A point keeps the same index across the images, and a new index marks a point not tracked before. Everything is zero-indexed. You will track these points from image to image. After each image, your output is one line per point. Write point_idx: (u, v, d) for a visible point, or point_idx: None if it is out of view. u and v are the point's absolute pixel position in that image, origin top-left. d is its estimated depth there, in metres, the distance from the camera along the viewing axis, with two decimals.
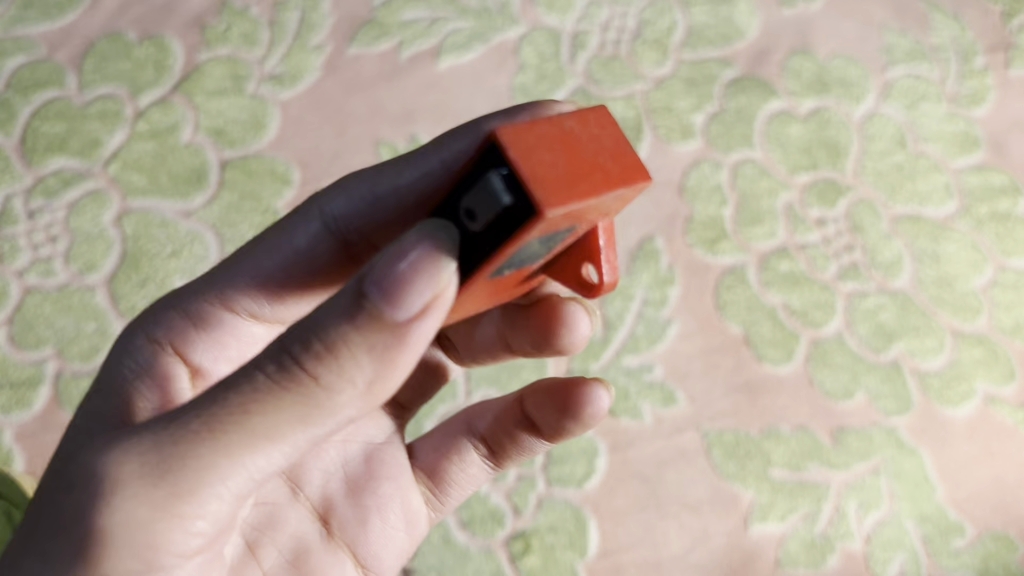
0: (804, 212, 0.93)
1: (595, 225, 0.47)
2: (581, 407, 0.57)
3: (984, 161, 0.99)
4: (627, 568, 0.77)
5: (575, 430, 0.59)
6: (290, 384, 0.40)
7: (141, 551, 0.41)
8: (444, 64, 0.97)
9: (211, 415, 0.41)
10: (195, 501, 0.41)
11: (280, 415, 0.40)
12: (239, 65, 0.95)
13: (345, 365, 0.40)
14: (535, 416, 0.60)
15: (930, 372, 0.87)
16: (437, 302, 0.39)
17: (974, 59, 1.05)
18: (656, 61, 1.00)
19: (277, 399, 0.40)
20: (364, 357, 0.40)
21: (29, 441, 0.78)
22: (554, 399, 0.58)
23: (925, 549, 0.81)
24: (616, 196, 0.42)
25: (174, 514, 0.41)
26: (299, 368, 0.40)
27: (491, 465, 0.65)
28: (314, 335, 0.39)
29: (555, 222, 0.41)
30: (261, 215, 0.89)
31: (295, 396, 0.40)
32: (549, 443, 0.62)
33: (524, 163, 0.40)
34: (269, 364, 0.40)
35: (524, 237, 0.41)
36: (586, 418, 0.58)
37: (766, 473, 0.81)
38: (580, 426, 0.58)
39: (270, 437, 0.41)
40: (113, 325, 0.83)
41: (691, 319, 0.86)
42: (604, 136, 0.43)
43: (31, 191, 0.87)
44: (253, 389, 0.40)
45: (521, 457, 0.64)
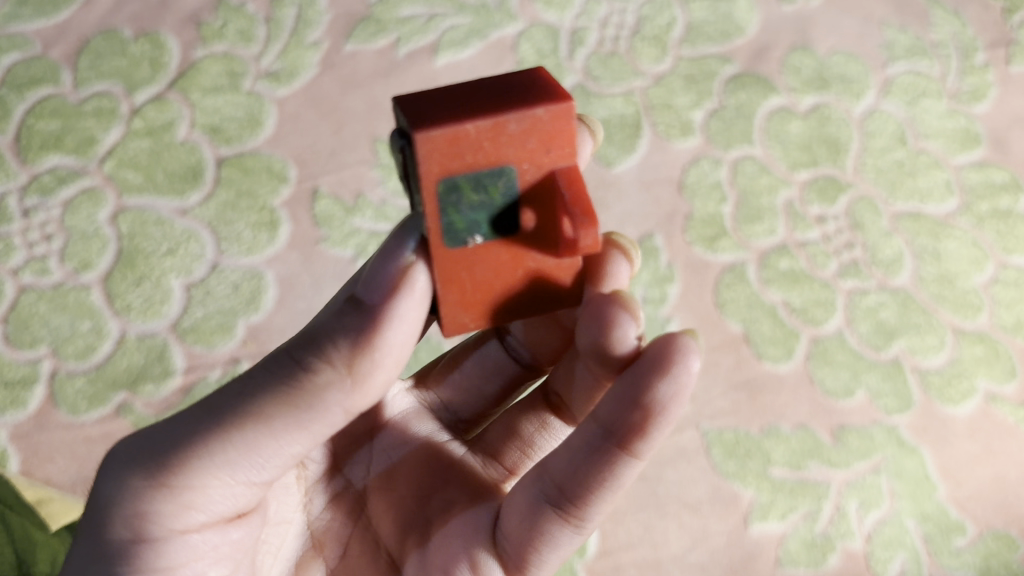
0: (804, 209, 0.93)
1: (555, 170, 0.47)
2: (665, 360, 0.46)
3: (984, 158, 0.98)
4: (627, 568, 0.76)
5: (674, 396, 0.46)
6: (281, 371, 0.46)
7: (130, 519, 0.45)
8: (441, 61, 0.96)
9: (214, 402, 0.46)
10: (183, 474, 0.45)
11: (270, 399, 0.45)
12: (235, 62, 0.95)
13: (327, 353, 0.45)
14: (611, 413, 0.47)
15: (931, 370, 0.87)
16: (406, 284, 0.46)
17: (975, 55, 1.04)
18: (655, 57, 0.99)
19: (268, 381, 0.46)
20: (344, 344, 0.45)
21: (24, 441, 0.77)
22: (633, 375, 0.46)
23: (925, 548, 0.80)
24: (520, 117, 0.46)
25: (162, 483, 0.45)
26: (290, 358, 0.46)
27: (575, 526, 0.48)
28: (311, 335, 0.46)
29: (461, 156, 0.46)
30: (258, 212, 0.88)
31: (283, 380, 0.45)
32: (639, 454, 0.47)
33: (413, 109, 0.46)
34: (269, 361, 0.47)
35: (426, 173, 0.45)
36: (672, 373, 0.46)
37: (766, 471, 0.81)
38: (680, 383, 0.46)
39: (256, 415, 0.45)
40: (109, 324, 0.82)
41: (690, 317, 0.86)
42: (515, 86, 0.48)
43: (26, 189, 0.87)
44: (251, 379, 0.46)
45: (612, 489, 0.47)
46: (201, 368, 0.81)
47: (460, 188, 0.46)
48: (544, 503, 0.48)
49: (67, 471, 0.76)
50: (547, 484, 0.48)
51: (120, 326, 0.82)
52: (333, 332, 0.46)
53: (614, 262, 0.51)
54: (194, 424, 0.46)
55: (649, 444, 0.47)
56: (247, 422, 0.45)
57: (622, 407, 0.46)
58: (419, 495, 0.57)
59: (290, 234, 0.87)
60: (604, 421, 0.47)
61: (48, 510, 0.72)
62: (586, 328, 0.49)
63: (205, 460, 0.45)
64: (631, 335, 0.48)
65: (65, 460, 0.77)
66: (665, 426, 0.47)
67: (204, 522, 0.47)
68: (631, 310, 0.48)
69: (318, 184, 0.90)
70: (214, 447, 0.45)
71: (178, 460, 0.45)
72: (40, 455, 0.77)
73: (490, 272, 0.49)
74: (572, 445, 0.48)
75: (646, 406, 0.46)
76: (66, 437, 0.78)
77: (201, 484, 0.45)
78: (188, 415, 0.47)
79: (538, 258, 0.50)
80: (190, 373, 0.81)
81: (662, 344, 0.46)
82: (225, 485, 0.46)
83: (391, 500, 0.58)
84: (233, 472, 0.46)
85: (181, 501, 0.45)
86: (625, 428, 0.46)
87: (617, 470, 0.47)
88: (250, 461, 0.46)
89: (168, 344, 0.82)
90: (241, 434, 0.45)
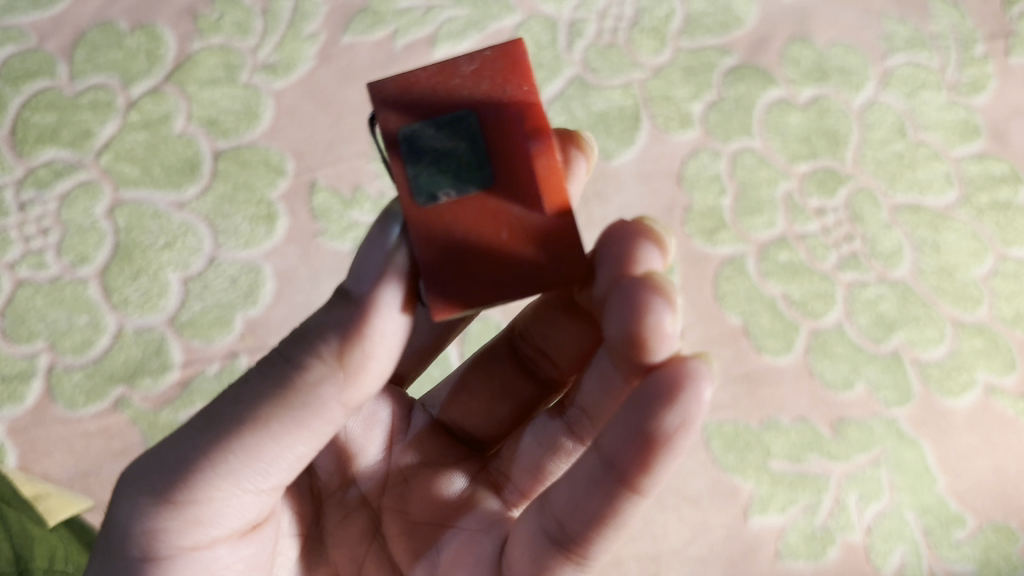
0: (803, 201, 0.92)
1: (518, 108, 0.48)
2: (675, 389, 0.42)
3: (984, 150, 0.98)
4: (626, 560, 0.77)
5: (679, 429, 0.42)
6: (273, 373, 0.46)
7: (140, 536, 0.45)
8: (438, 53, 0.96)
9: (213, 413, 0.47)
10: (187, 488, 0.45)
11: (266, 402, 0.45)
12: (232, 54, 0.94)
13: (317, 349, 0.45)
14: (614, 445, 0.43)
15: (931, 363, 0.87)
16: (393, 270, 0.46)
17: (974, 47, 1.03)
18: (654, 49, 0.99)
19: (261, 386, 0.46)
20: (333, 337, 0.45)
21: (22, 435, 0.78)
22: (641, 403, 0.42)
23: (926, 541, 0.80)
24: (469, 59, 0.49)
25: (167, 499, 0.45)
26: (282, 359, 0.46)
27: (578, 565, 0.45)
28: (301, 333, 0.46)
29: (417, 106, 0.48)
30: (255, 206, 0.88)
31: (277, 382, 0.45)
32: (643, 489, 0.43)
33: None
34: (263, 366, 0.47)
35: (383, 120, 0.48)
36: (680, 405, 0.42)
37: (766, 464, 0.81)
38: (686, 413, 0.42)
39: (253, 420, 0.45)
40: (106, 318, 0.82)
41: (689, 310, 0.86)
42: None
43: (22, 182, 0.87)
44: (246, 384, 0.46)
45: (616, 527, 0.44)
46: (199, 362, 0.81)
47: (420, 136, 0.47)
48: (543, 539, 0.45)
49: (65, 466, 0.77)
50: (547, 519, 0.45)
51: (117, 320, 0.82)
52: (323, 328, 0.45)
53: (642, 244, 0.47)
54: (195, 436, 0.46)
55: (654, 480, 0.43)
56: (245, 429, 0.45)
57: (626, 439, 0.42)
58: (433, 521, 0.55)
59: (287, 227, 0.87)
60: (607, 453, 0.43)
61: (47, 505, 0.71)
62: (613, 314, 0.45)
63: (207, 472, 0.45)
64: (667, 324, 0.44)
65: (63, 455, 0.77)
66: (672, 461, 0.43)
67: (216, 536, 0.46)
68: (667, 296, 0.44)
69: (316, 177, 0.89)
70: (214, 457, 0.45)
71: (180, 476, 0.45)
72: (38, 450, 0.77)
73: (468, 230, 0.47)
74: (574, 476, 0.44)
75: (650, 440, 0.42)
76: (64, 432, 0.78)
77: (207, 496, 0.45)
78: (191, 429, 0.47)
79: (518, 211, 0.47)
80: (188, 366, 0.81)
81: (674, 369, 0.43)
82: (231, 497, 0.46)
83: (405, 524, 0.56)
84: (237, 481, 0.46)
85: (189, 516, 0.45)
86: (627, 463, 0.43)
87: (619, 508, 0.43)
88: (255, 467, 0.46)
89: (165, 339, 0.82)
90: (238, 440, 0.45)
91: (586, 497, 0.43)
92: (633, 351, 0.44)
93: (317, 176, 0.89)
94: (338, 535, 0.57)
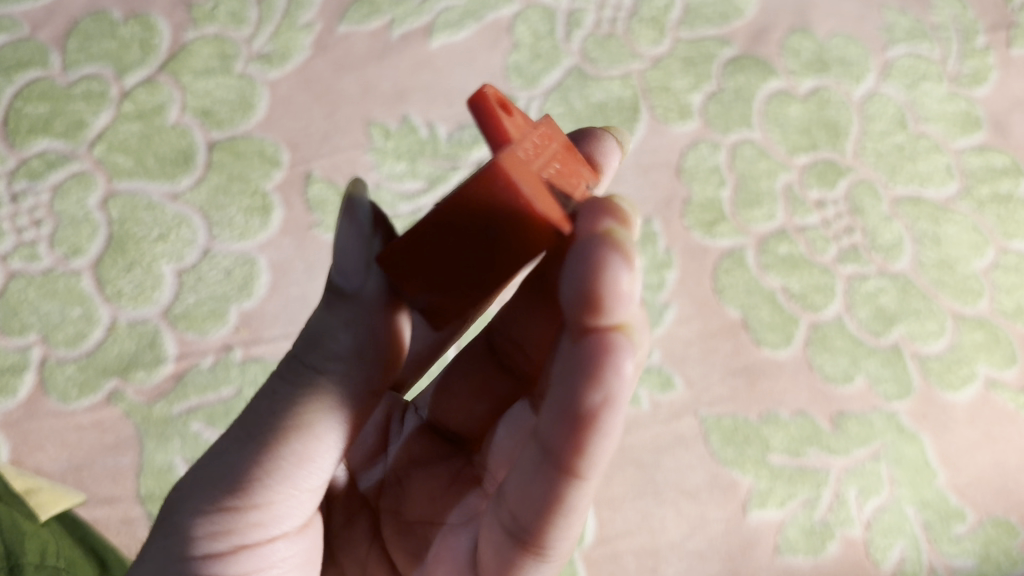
0: (803, 193, 0.92)
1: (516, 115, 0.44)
2: (597, 366, 0.37)
3: (984, 142, 0.97)
4: (624, 555, 0.76)
5: (604, 405, 0.38)
6: (300, 378, 0.45)
7: (203, 543, 0.44)
8: (435, 43, 0.95)
9: (251, 425, 0.45)
10: (247, 494, 0.44)
11: (300, 411, 0.44)
12: (226, 45, 0.93)
13: (331, 354, 0.45)
14: (547, 433, 0.39)
15: (931, 356, 0.86)
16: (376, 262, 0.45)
17: (976, 38, 1.03)
18: (653, 39, 0.98)
19: (294, 392, 0.44)
20: (346, 335, 0.44)
21: (13, 429, 0.77)
22: (567, 380, 0.38)
23: (925, 536, 0.79)
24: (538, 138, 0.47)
25: (228, 508, 0.44)
26: (302, 364, 0.45)
27: (539, 555, 0.43)
28: (310, 338, 0.45)
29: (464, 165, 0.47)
30: (250, 197, 0.87)
31: (306, 389, 0.44)
32: (593, 464, 0.40)
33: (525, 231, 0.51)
34: (281, 372, 0.46)
35: None
36: (601, 377, 0.37)
37: (765, 458, 0.80)
38: (611, 388, 0.38)
39: (298, 426, 0.44)
40: (99, 311, 0.81)
41: (688, 303, 0.85)
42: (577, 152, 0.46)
43: (14, 173, 0.86)
44: (275, 391, 0.45)
45: (565, 510, 0.41)
46: (193, 355, 0.80)
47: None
48: (507, 525, 0.43)
49: (57, 460, 0.76)
50: (503, 511, 0.43)
51: (111, 313, 0.81)
52: (333, 329, 0.45)
53: (602, 218, 0.40)
54: (238, 448, 0.44)
55: (590, 463, 0.40)
56: (287, 437, 0.44)
57: (556, 425, 0.39)
58: (425, 519, 0.54)
59: (283, 219, 0.86)
60: (542, 438, 0.40)
61: (38, 501, 0.69)
62: (567, 272, 0.38)
63: (264, 477, 0.44)
64: (625, 286, 0.38)
65: (56, 448, 0.76)
66: (608, 436, 0.39)
67: (277, 534, 0.46)
68: (623, 251, 0.38)
69: (311, 168, 0.89)
70: (268, 464, 0.44)
71: (234, 493, 0.44)
72: (30, 443, 0.76)
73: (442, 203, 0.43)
74: (522, 462, 0.41)
75: (575, 421, 0.38)
76: (56, 425, 0.77)
77: (267, 500, 0.44)
78: (231, 440, 0.45)
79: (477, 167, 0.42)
80: (183, 359, 0.80)
81: (596, 346, 0.38)
82: (288, 497, 0.45)
83: (398, 524, 0.55)
84: (294, 482, 0.45)
85: (248, 527, 0.44)
86: (560, 450, 0.39)
87: (564, 493, 0.40)
88: (307, 470, 0.45)
89: (159, 331, 0.81)
90: (288, 445, 0.44)
91: (546, 484, 0.40)
92: (585, 316, 0.38)
93: (312, 168, 0.88)
94: (345, 539, 0.56)
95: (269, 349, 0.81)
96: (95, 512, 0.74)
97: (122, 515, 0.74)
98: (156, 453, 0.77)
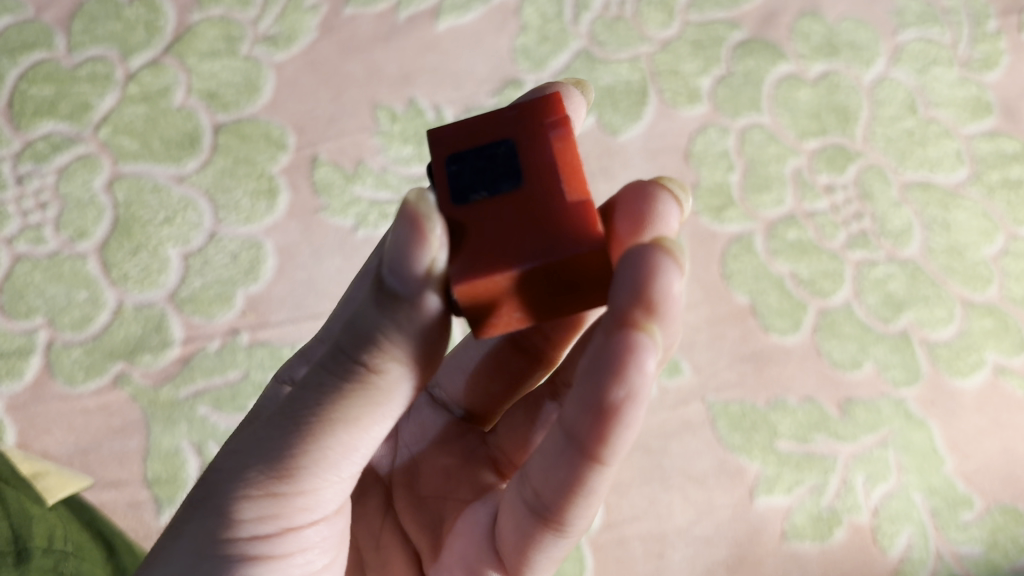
0: (812, 178, 0.91)
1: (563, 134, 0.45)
2: (621, 362, 0.37)
3: (995, 127, 0.96)
4: (630, 541, 0.76)
5: (626, 400, 0.37)
6: (344, 368, 0.42)
7: (250, 525, 0.43)
8: (442, 25, 0.95)
9: (297, 412, 0.42)
10: (293, 481, 0.43)
11: (350, 405, 0.42)
12: (232, 26, 0.93)
13: (386, 348, 0.41)
14: (572, 420, 0.39)
15: (940, 343, 0.85)
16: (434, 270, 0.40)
17: (987, 22, 1.02)
18: (662, 22, 0.98)
19: (341, 392, 0.42)
20: (400, 337, 0.41)
21: (20, 412, 0.76)
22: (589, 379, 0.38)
23: (933, 522, 0.79)
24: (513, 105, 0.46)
25: (275, 493, 0.43)
26: (348, 356, 0.41)
27: (560, 531, 0.43)
28: (356, 327, 0.41)
29: (462, 136, 0.45)
30: (256, 179, 0.86)
31: (354, 384, 0.41)
32: (615, 452, 0.39)
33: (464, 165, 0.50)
34: (326, 359, 0.42)
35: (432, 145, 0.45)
36: (628, 374, 0.37)
37: (772, 444, 0.80)
38: (632, 383, 0.37)
39: (347, 421, 0.42)
40: (105, 294, 0.81)
41: (695, 288, 0.85)
42: None
43: (19, 156, 0.85)
44: (323, 386, 0.42)
45: (587, 494, 0.41)
46: (199, 339, 0.80)
47: (465, 158, 0.44)
48: (528, 504, 0.43)
49: (64, 443, 0.75)
50: (527, 489, 0.43)
51: (117, 296, 0.81)
52: (385, 327, 0.41)
53: (659, 198, 0.44)
54: (282, 435, 0.42)
55: (614, 449, 0.39)
56: (334, 430, 0.42)
57: (580, 416, 0.38)
58: (438, 496, 0.56)
59: (289, 203, 0.86)
60: (567, 425, 0.40)
61: (46, 484, 0.70)
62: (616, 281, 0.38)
63: (310, 466, 0.43)
64: (675, 293, 0.38)
65: (63, 431, 0.76)
66: (632, 426, 0.39)
67: (318, 516, 0.45)
68: (676, 257, 0.38)
69: (317, 151, 0.88)
70: (313, 455, 0.42)
71: (281, 480, 0.42)
72: (37, 427, 0.76)
73: (496, 226, 0.42)
74: (547, 445, 0.41)
75: (601, 414, 0.38)
76: (63, 409, 0.77)
77: (312, 487, 0.43)
78: (275, 421, 0.43)
79: (543, 201, 0.43)
80: (189, 343, 0.80)
81: (620, 342, 0.37)
82: (333, 484, 0.44)
83: (412, 498, 0.57)
84: (338, 470, 0.44)
85: (296, 510, 0.44)
86: (584, 437, 0.39)
87: (586, 479, 0.40)
88: (350, 458, 0.44)
89: (165, 315, 0.81)
90: (335, 438, 0.42)
91: (574, 472, 0.40)
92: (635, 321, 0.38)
93: (319, 151, 0.88)
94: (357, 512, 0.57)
95: (275, 333, 0.81)
96: (101, 496, 0.74)
97: (129, 498, 0.74)
98: (162, 437, 0.76)
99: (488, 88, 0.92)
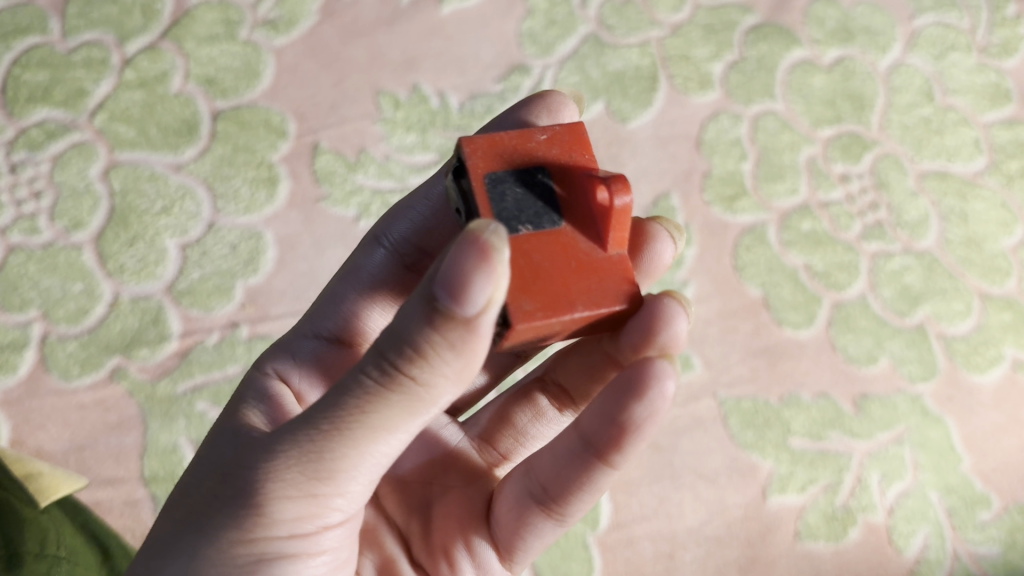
0: (827, 167, 0.89)
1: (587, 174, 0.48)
2: (644, 383, 0.42)
3: (1014, 116, 0.94)
4: (640, 541, 0.74)
5: (645, 418, 0.43)
6: (387, 377, 0.39)
7: (286, 526, 0.41)
8: (447, 9, 0.92)
9: (336, 414, 0.39)
10: (332, 483, 0.41)
11: (392, 413, 0.39)
12: (231, 10, 0.90)
13: (433, 363, 0.38)
14: (591, 427, 0.44)
15: (957, 337, 0.83)
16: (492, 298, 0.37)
17: (1005, 8, 1.00)
18: (673, 6, 0.95)
19: (384, 399, 0.39)
20: (451, 355, 0.38)
21: (13, 407, 0.74)
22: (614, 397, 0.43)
23: (949, 522, 0.77)
24: (542, 129, 0.49)
25: (314, 494, 0.41)
26: (391, 365, 0.39)
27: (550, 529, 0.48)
28: (397, 335, 0.38)
29: (499, 155, 0.47)
30: (256, 168, 0.84)
31: (399, 394, 0.39)
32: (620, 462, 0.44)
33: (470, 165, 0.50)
34: (364, 362, 0.40)
35: (472, 165, 0.47)
36: (647, 397, 0.43)
37: (785, 442, 0.78)
38: (652, 404, 0.42)
39: (387, 428, 0.40)
40: (101, 286, 0.79)
41: (707, 280, 0.83)
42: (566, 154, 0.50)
43: (13, 143, 0.83)
44: (362, 391, 0.39)
45: (592, 490, 0.46)
46: (198, 333, 0.78)
47: (506, 184, 0.46)
48: (528, 499, 0.47)
49: (59, 440, 0.73)
50: (526, 485, 0.47)
51: (113, 289, 0.79)
52: (434, 340, 0.38)
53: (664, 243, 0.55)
54: (320, 438, 0.40)
55: (622, 457, 0.44)
56: (375, 436, 0.40)
57: (598, 425, 0.43)
58: (422, 480, 0.54)
59: (289, 192, 0.84)
60: (583, 431, 0.44)
61: (39, 485, 0.66)
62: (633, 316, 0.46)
63: (349, 470, 0.41)
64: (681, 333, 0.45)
65: (57, 427, 0.74)
66: (639, 440, 0.44)
67: (347, 515, 0.43)
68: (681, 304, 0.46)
69: (319, 139, 0.86)
70: (354, 460, 0.40)
71: (321, 483, 0.40)
72: (31, 422, 0.74)
73: (545, 260, 0.45)
74: (556, 447, 0.46)
75: (620, 426, 0.43)
76: (57, 404, 0.74)
77: (347, 489, 0.41)
78: (310, 421, 0.40)
79: (586, 247, 0.46)
80: (187, 337, 0.78)
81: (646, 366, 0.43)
82: (366, 484, 0.42)
83: (393, 482, 0.54)
84: (371, 474, 0.42)
85: (330, 511, 0.42)
86: (602, 443, 0.44)
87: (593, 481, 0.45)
88: (386, 461, 0.42)
89: (162, 307, 0.78)
90: (375, 443, 0.40)
91: (582, 474, 0.45)
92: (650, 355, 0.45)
93: (321, 138, 0.86)
94: None
95: (276, 326, 0.79)
96: (97, 494, 0.72)
97: (125, 496, 0.72)
98: (160, 433, 0.74)
99: (493, 74, 0.90)
